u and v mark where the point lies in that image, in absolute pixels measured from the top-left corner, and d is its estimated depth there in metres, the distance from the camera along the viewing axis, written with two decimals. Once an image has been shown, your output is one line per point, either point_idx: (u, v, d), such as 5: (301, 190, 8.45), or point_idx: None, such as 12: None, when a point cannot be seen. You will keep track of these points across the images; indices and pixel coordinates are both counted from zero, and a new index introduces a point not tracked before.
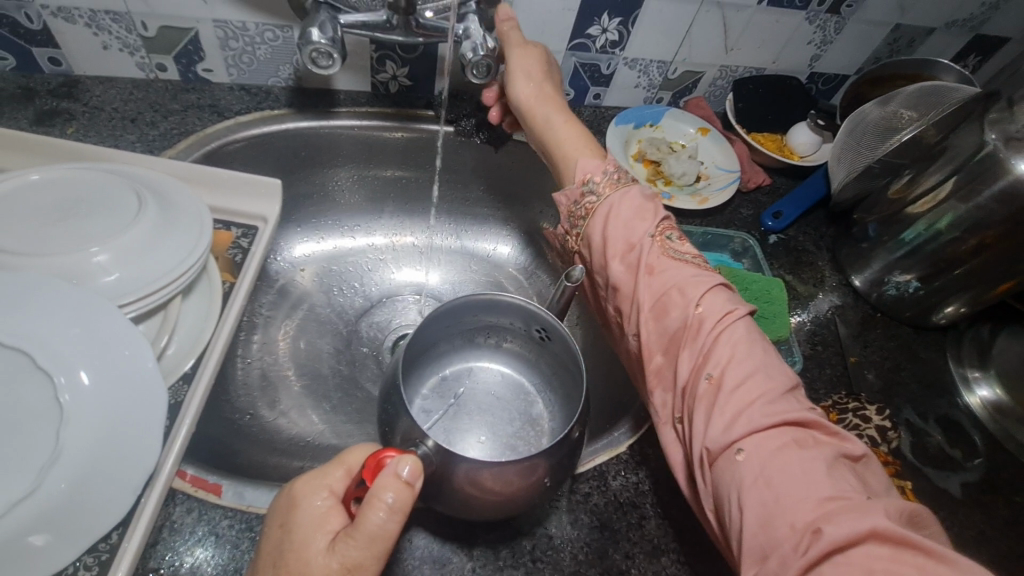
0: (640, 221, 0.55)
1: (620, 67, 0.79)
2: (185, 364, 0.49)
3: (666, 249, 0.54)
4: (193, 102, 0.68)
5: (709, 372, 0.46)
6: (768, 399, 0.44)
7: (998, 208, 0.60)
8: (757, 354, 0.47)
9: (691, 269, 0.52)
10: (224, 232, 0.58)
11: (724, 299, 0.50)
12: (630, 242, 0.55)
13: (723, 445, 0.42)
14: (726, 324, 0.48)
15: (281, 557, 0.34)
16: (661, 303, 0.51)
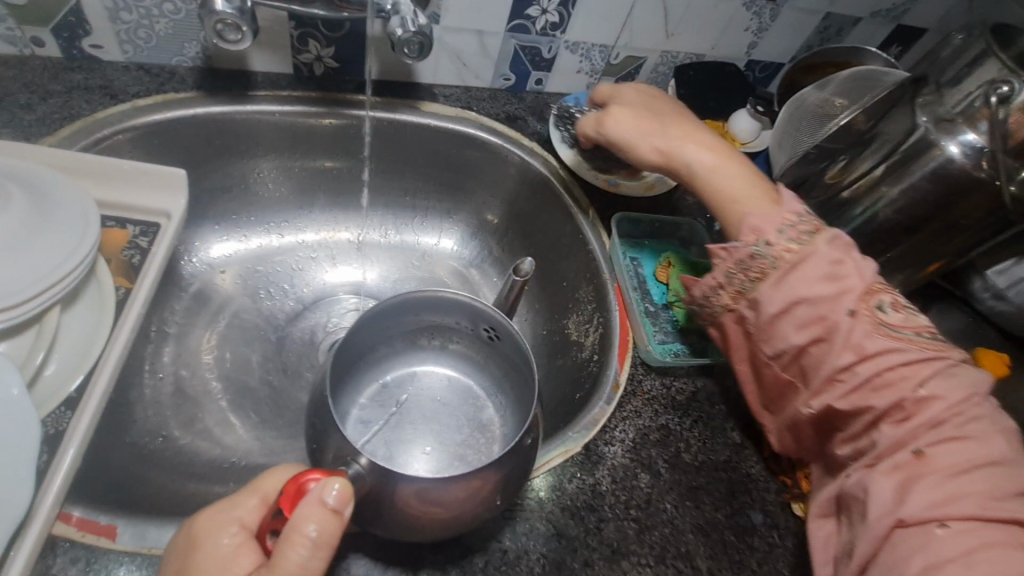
0: (831, 292, 0.46)
1: (561, 50, 0.76)
2: (69, 386, 0.42)
3: (877, 321, 0.45)
4: (79, 83, 0.60)
5: (920, 446, 0.42)
6: (989, 488, 0.40)
7: (931, 188, 0.61)
8: (1001, 441, 0.42)
9: (916, 347, 0.45)
10: (118, 231, 0.50)
11: (963, 380, 0.45)
12: (821, 308, 0.46)
13: (923, 524, 0.39)
14: (966, 418, 0.43)
15: None
16: (873, 382, 0.44)
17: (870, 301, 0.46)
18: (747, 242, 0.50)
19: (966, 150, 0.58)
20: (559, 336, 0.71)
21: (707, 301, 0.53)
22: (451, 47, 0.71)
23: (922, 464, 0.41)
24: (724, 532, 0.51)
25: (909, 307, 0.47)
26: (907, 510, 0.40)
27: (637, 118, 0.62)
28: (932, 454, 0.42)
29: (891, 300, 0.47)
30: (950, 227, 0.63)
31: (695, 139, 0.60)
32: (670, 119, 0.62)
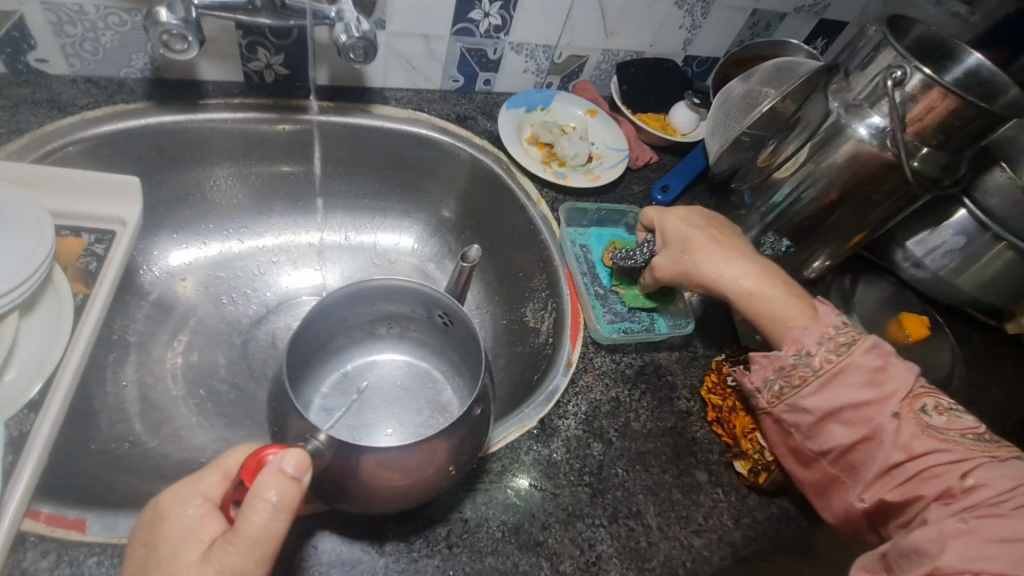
0: (872, 395, 0.47)
1: (506, 52, 0.79)
2: (29, 391, 0.43)
3: (923, 422, 0.46)
4: (26, 97, 0.60)
5: (968, 519, 0.41)
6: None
7: (846, 167, 0.66)
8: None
9: (965, 446, 0.45)
10: (73, 239, 0.51)
11: (1008, 473, 0.43)
12: (865, 409, 0.47)
13: (959, 574, 0.38)
14: (1016, 503, 0.41)
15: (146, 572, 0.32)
16: (918, 475, 0.45)
17: (927, 406, 0.47)
18: (789, 353, 0.51)
19: (873, 132, 0.63)
20: (517, 324, 0.75)
21: (750, 396, 0.54)
22: (399, 51, 0.74)
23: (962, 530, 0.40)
24: (672, 491, 0.55)
25: (952, 408, 0.47)
26: (941, 557, 0.39)
27: (686, 230, 0.61)
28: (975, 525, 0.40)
29: (933, 402, 0.48)
30: (867, 202, 0.69)
31: (730, 260, 0.58)
32: (707, 233, 0.61)
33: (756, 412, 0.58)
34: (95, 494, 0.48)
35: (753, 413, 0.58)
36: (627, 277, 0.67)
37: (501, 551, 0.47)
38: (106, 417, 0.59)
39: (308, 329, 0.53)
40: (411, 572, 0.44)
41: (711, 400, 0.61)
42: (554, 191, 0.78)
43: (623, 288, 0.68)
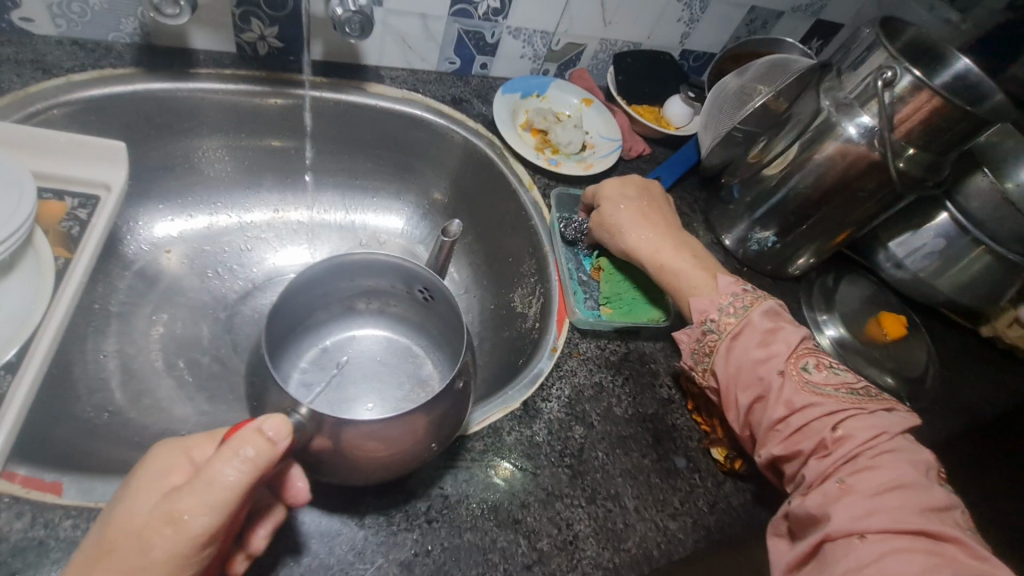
0: (762, 356, 0.52)
1: (504, 36, 0.79)
2: (6, 354, 0.42)
3: (805, 379, 0.51)
4: (9, 56, 0.59)
5: (846, 478, 0.45)
6: (905, 505, 0.43)
7: (834, 165, 0.67)
8: (909, 468, 0.45)
9: (839, 399, 0.50)
10: (55, 203, 0.50)
11: (874, 422, 0.48)
12: (758, 370, 0.52)
13: (847, 534, 0.42)
14: (878, 449, 0.46)
15: (106, 523, 0.33)
16: (799, 429, 0.49)
17: (808, 364, 0.52)
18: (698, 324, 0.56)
19: (862, 131, 0.64)
20: (505, 309, 0.75)
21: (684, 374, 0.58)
22: (395, 30, 0.73)
23: (842, 491, 0.45)
24: (649, 475, 0.56)
25: (832, 365, 0.52)
26: (831, 520, 0.43)
27: (620, 205, 0.65)
28: (853, 484, 0.45)
29: (816, 360, 0.52)
30: (852, 200, 0.70)
31: (648, 237, 0.63)
32: (634, 210, 0.65)
33: None
34: (73, 461, 0.48)
35: None
36: (614, 300, 0.66)
37: (479, 527, 0.47)
38: (86, 386, 0.58)
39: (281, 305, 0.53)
40: (390, 546, 0.44)
41: (691, 388, 0.62)
42: (546, 178, 0.78)
43: (610, 301, 0.66)
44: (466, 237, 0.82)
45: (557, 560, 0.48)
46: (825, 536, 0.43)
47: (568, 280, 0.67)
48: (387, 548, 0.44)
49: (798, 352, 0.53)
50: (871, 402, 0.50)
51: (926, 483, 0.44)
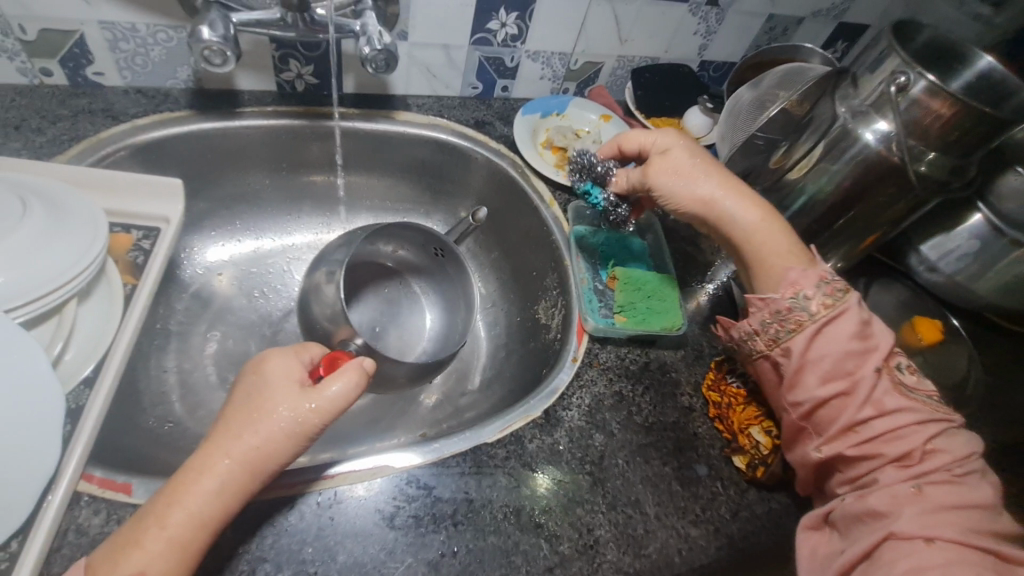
0: (858, 348, 0.51)
1: (523, 60, 0.83)
2: (84, 370, 0.48)
3: (897, 380, 0.51)
4: (84, 107, 0.66)
5: (925, 487, 0.47)
6: (968, 523, 0.45)
7: (853, 171, 0.67)
8: (987, 489, 0.47)
9: (928, 409, 0.50)
10: (123, 235, 0.57)
11: (953, 437, 0.49)
12: (852, 365, 0.51)
13: (913, 538, 0.44)
14: (963, 467, 0.48)
15: (240, 425, 0.45)
16: (879, 432, 0.49)
17: (902, 368, 0.52)
18: (789, 295, 0.53)
19: (880, 137, 0.64)
20: (530, 321, 0.78)
21: (746, 337, 0.56)
22: (420, 61, 0.78)
23: (922, 500, 0.46)
24: (670, 483, 0.57)
25: (921, 372, 0.53)
26: (900, 523, 0.45)
27: (692, 158, 0.64)
28: (931, 494, 0.46)
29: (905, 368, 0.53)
30: (875, 206, 0.70)
31: (735, 204, 0.62)
32: (699, 163, 0.64)
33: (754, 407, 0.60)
34: (140, 466, 0.54)
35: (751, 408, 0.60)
36: (628, 310, 0.68)
37: (503, 530, 0.50)
38: (150, 399, 0.65)
39: (320, 266, 0.69)
40: (418, 546, 0.47)
41: (712, 397, 0.63)
42: (567, 193, 0.81)
43: (624, 310, 0.68)
44: (492, 253, 0.86)
45: (578, 564, 0.50)
46: (888, 536, 0.45)
47: (581, 287, 0.70)
48: (416, 549, 0.47)
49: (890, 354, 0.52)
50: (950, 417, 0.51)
51: (988, 502, 0.47)
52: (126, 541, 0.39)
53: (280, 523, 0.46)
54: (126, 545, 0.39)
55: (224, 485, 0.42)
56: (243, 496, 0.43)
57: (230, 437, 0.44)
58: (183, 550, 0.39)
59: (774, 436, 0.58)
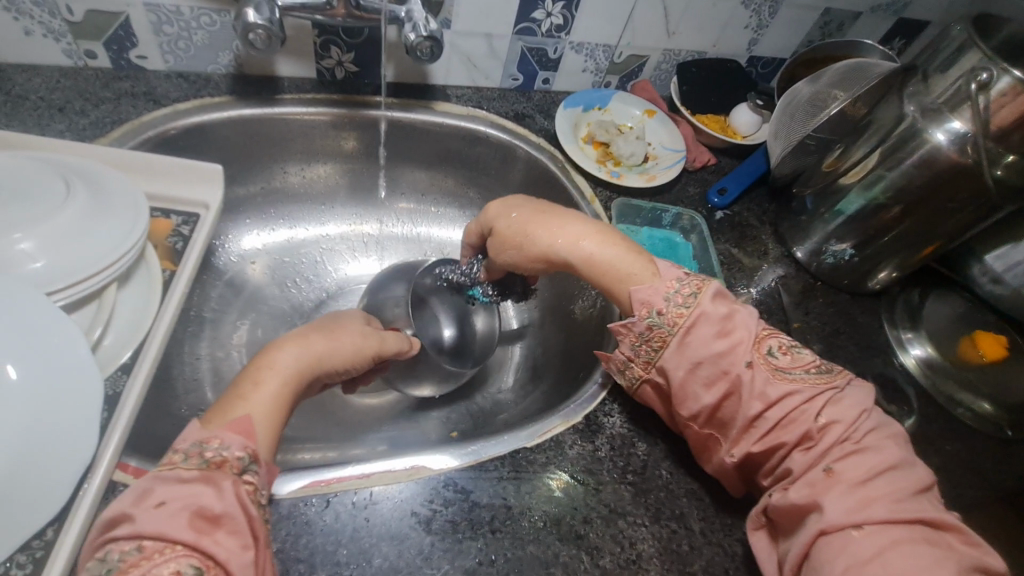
0: (723, 346, 0.48)
1: (567, 51, 0.80)
2: (122, 356, 0.47)
3: (774, 366, 0.48)
4: (126, 90, 0.65)
5: (833, 466, 0.43)
6: (895, 493, 0.41)
7: (919, 175, 0.63)
8: (893, 447, 0.44)
9: (812, 385, 0.47)
10: (163, 220, 0.56)
11: (844, 405, 0.46)
12: (721, 362, 0.48)
13: (843, 528, 0.40)
14: (861, 434, 0.45)
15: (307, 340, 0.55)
16: (779, 422, 0.46)
17: (772, 349, 0.49)
18: (642, 316, 0.51)
19: (953, 137, 0.60)
20: (565, 319, 0.76)
21: (624, 366, 0.54)
22: (462, 50, 0.76)
23: (831, 484, 0.42)
24: (717, 498, 0.54)
25: (793, 348, 0.50)
26: (824, 511, 0.41)
27: (512, 213, 0.58)
28: (841, 474, 0.42)
29: (777, 348, 0.49)
30: (941, 212, 0.66)
31: (591, 239, 0.56)
32: (531, 211, 0.58)
33: None
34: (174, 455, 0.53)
35: None
36: None
37: (542, 540, 0.47)
38: (183, 387, 0.64)
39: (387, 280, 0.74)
40: (455, 553, 0.45)
41: None
42: (607, 190, 0.78)
43: None
44: None
45: None
46: (820, 531, 0.40)
47: None
48: (453, 555, 0.45)
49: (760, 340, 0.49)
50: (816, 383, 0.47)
51: (915, 464, 0.43)
52: (227, 407, 0.46)
53: (316, 523, 0.44)
54: (227, 409, 0.46)
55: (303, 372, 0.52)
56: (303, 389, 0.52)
57: (313, 340, 0.55)
58: (275, 413, 0.48)
59: None
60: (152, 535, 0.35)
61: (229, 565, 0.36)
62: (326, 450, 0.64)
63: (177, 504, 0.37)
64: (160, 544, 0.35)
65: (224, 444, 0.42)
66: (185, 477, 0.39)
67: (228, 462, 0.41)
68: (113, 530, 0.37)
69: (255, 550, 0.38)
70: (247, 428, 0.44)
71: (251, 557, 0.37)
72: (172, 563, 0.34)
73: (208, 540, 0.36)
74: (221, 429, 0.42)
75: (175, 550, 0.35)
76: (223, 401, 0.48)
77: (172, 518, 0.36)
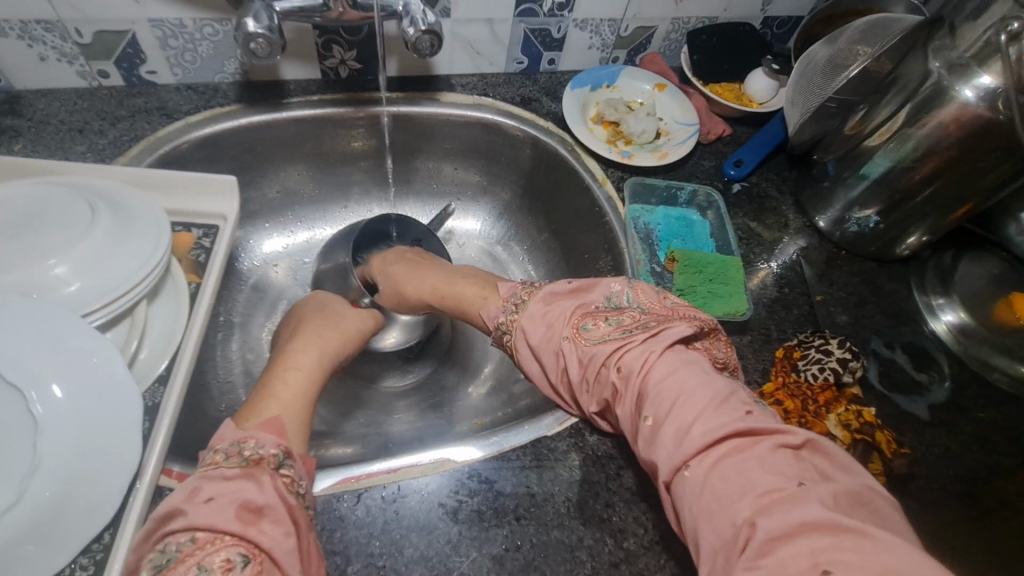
0: (553, 333, 0.52)
1: (571, 29, 0.78)
2: (158, 367, 0.49)
3: (587, 335, 0.50)
4: (140, 106, 0.67)
5: (649, 413, 0.44)
6: (705, 416, 0.41)
7: (945, 133, 0.60)
8: (689, 377, 0.44)
9: (619, 338, 0.48)
10: (185, 234, 0.58)
11: (652, 348, 0.47)
12: (553, 349, 0.52)
13: (674, 468, 0.41)
14: (663, 372, 0.45)
15: (315, 326, 0.61)
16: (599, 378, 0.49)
17: (586, 323, 0.51)
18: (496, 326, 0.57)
19: (981, 94, 0.56)
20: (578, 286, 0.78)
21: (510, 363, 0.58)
22: (464, 38, 0.75)
23: (654, 433, 0.43)
24: None
25: (608, 317, 0.51)
26: (659, 465, 0.42)
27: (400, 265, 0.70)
28: (657, 418, 0.43)
29: (596, 317, 0.51)
30: (970, 172, 0.62)
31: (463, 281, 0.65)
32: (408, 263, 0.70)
33: (828, 393, 0.59)
34: None
35: (825, 394, 0.59)
36: (689, 294, 0.67)
37: (566, 526, 0.49)
38: (218, 390, 0.67)
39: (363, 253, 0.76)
40: (483, 540, 0.47)
41: (786, 404, 0.58)
42: (619, 171, 0.77)
43: (684, 293, 0.67)
44: (542, 235, 0.85)
45: (645, 560, 0.48)
46: (665, 485, 0.41)
47: (638, 270, 0.69)
48: (481, 543, 0.47)
49: (585, 314, 0.52)
50: (632, 333, 0.48)
51: (714, 379, 0.44)
52: (259, 406, 0.49)
53: (348, 517, 0.47)
54: (257, 408, 0.48)
55: (319, 366, 0.56)
56: (322, 386, 0.55)
57: (327, 338, 0.60)
58: (301, 412, 0.50)
59: (851, 430, 0.57)
60: (204, 527, 0.38)
61: (273, 551, 0.38)
62: (358, 443, 0.67)
63: (225, 499, 0.39)
64: (212, 534, 0.38)
65: (261, 442, 0.44)
66: (228, 474, 0.41)
67: (264, 460, 0.43)
68: (167, 525, 0.39)
69: (297, 537, 0.40)
70: (280, 428, 0.47)
71: (295, 543, 0.39)
72: (222, 552, 0.37)
73: (254, 530, 0.38)
74: (257, 429, 0.45)
75: (225, 540, 0.38)
76: (247, 402, 0.50)
77: (220, 511, 0.39)
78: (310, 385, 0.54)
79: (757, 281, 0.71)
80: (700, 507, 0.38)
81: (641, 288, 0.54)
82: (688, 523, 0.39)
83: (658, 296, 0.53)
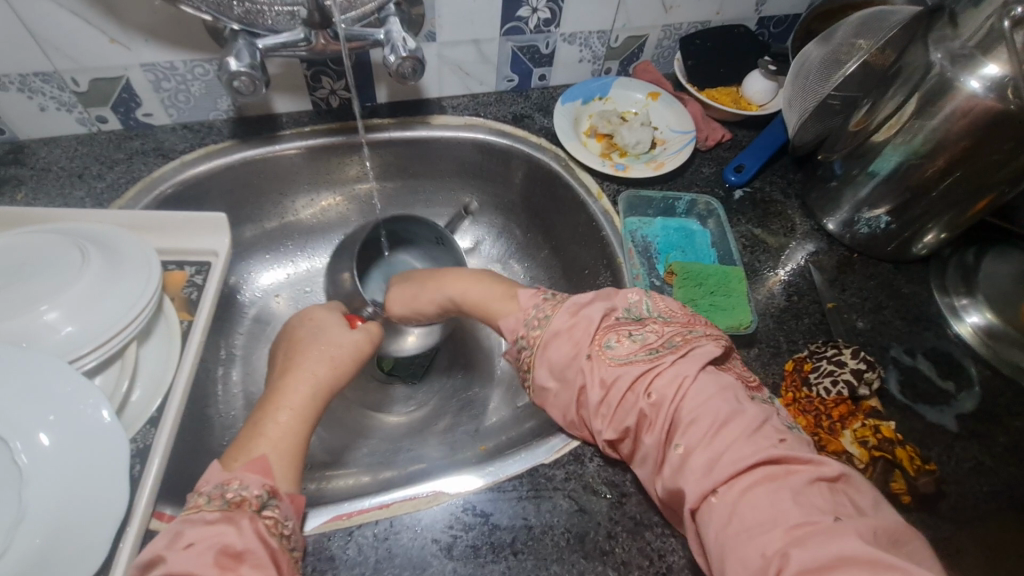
0: (574, 351, 0.50)
1: (559, 44, 0.77)
2: (149, 409, 0.50)
3: (610, 354, 0.48)
4: (137, 148, 0.69)
5: (678, 440, 0.43)
6: (738, 447, 0.41)
7: (952, 126, 0.57)
8: (720, 403, 0.43)
9: (646, 361, 0.47)
10: (178, 272, 0.59)
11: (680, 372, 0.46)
12: (572, 368, 0.49)
13: (701, 494, 0.40)
14: (691, 398, 0.44)
15: (316, 354, 0.58)
16: (619, 403, 0.47)
17: (608, 340, 0.49)
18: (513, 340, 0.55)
19: (988, 84, 0.54)
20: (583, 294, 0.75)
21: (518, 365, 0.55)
22: (451, 60, 0.74)
23: (683, 460, 0.42)
24: None
25: (633, 335, 0.49)
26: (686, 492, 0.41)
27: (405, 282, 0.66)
28: (688, 445, 0.42)
29: (618, 332, 0.50)
30: (986, 166, 0.59)
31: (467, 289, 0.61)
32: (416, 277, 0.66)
33: (842, 408, 0.56)
34: None
35: (839, 409, 0.56)
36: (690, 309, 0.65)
37: (566, 560, 0.47)
38: (219, 425, 0.67)
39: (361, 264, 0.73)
40: None
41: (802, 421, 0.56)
42: (614, 184, 0.76)
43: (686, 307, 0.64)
44: (543, 252, 0.83)
45: None
46: (691, 512, 0.41)
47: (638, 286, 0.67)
48: None
49: (604, 333, 0.50)
50: (659, 354, 0.47)
51: (744, 406, 0.44)
52: (245, 444, 0.48)
53: (339, 556, 0.46)
54: (246, 446, 0.48)
55: (320, 401, 0.54)
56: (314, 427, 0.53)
57: (323, 374, 0.56)
58: (294, 451, 0.49)
59: (869, 447, 0.54)
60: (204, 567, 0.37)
61: None
62: (359, 473, 0.66)
63: (202, 544, 0.39)
64: None
65: (244, 483, 0.43)
66: (208, 518, 0.41)
67: (246, 501, 0.42)
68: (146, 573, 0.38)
69: None
70: (264, 467, 0.45)
71: None
72: None
73: None
74: (241, 470, 0.44)
75: None
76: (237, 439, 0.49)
77: (198, 556, 0.38)
78: (302, 425, 0.52)
79: (765, 291, 0.68)
80: (729, 533, 0.38)
81: (659, 297, 0.54)
82: (713, 549, 0.39)
83: (677, 304, 0.53)
